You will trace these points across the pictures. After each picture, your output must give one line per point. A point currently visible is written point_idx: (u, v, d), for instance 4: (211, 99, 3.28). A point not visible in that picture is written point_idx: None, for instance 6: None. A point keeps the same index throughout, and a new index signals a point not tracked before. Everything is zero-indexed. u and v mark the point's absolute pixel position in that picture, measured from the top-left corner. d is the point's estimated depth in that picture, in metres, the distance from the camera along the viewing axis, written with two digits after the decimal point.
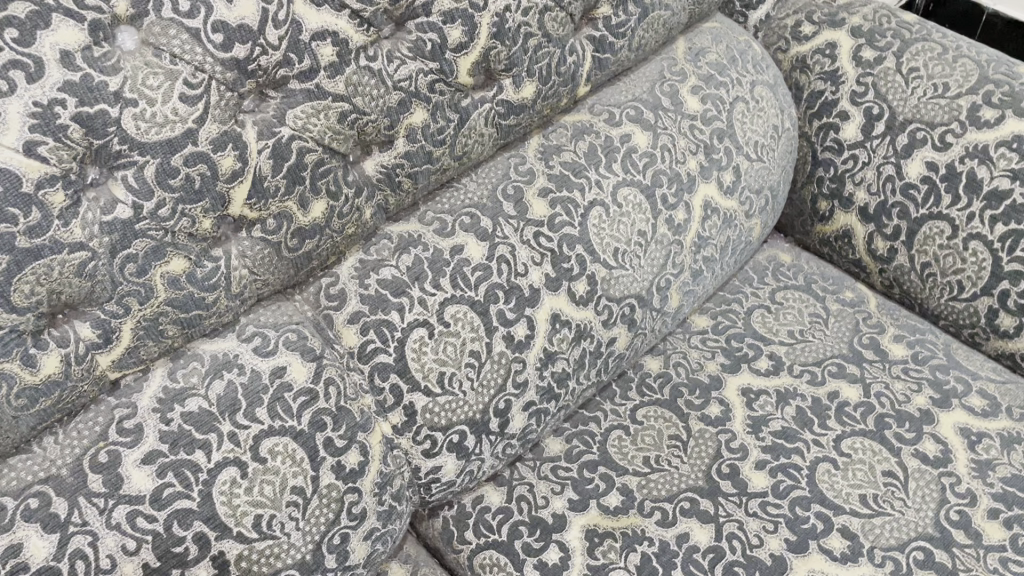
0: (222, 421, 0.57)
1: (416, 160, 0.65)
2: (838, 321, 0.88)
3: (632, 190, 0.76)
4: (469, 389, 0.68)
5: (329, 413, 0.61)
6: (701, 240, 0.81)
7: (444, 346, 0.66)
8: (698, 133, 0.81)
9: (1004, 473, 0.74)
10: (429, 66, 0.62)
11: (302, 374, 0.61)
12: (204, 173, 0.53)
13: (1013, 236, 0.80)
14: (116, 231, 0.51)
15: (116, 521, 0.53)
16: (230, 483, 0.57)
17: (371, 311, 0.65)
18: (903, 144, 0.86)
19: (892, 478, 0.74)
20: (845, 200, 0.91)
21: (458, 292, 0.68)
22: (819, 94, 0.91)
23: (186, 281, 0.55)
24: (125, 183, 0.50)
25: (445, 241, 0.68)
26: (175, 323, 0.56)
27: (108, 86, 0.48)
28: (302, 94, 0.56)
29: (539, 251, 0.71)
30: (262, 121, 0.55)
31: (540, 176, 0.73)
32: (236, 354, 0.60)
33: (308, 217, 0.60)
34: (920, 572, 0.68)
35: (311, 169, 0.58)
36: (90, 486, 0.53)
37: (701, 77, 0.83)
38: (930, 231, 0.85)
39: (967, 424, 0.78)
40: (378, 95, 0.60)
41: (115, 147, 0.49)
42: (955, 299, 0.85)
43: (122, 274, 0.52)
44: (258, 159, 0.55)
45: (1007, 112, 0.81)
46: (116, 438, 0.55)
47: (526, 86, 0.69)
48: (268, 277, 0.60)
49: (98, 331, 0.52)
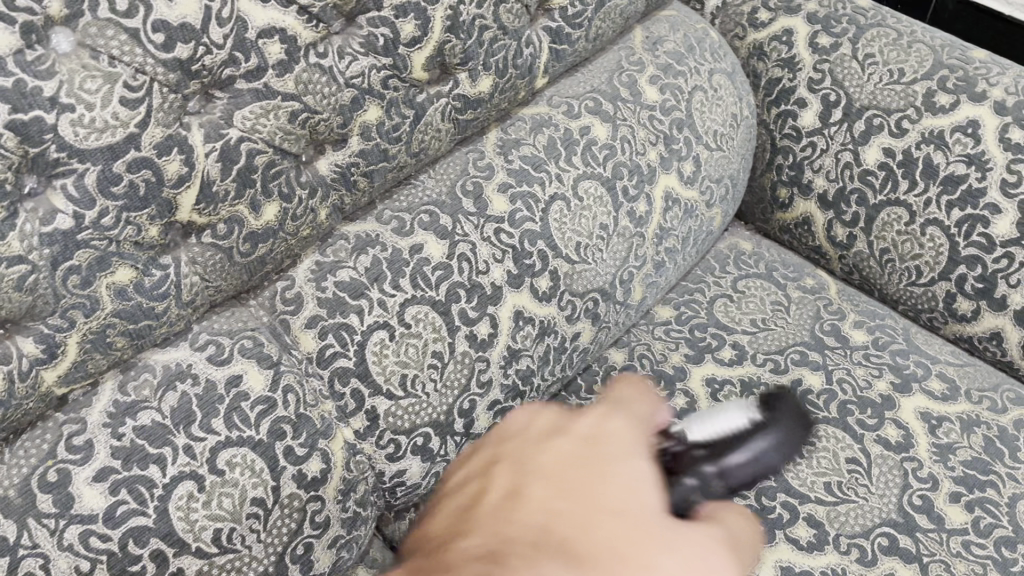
0: (176, 433, 0.56)
1: (371, 158, 0.63)
2: (799, 309, 0.88)
3: (593, 183, 0.75)
4: (432, 391, 0.67)
5: (288, 421, 0.60)
6: (663, 232, 0.81)
7: (406, 348, 0.65)
8: (658, 123, 0.80)
9: (964, 457, 0.75)
10: (382, 62, 0.60)
11: (260, 382, 0.59)
12: (149, 179, 0.51)
13: (969, 221, 0.80)
14: (57, 242, 0.48)
15: (68, 542, 0.51)
16: (187, 498, 0.55)
17: (329, 314, 0.63)
18: (859, 131, 0.85)
19: (855, 464, 0.74)
20: (805, 187, 0.90)
21: (418, 293, 0.66)
22: (777, 81, 0.90)
23: (133, 291, 0.53)
24: (65, 192, 0.48)
25: (404, 240, 0.67)
26: (123, 334, 0.54)
27: (43, 91, 0.45)
28: (250, 94, 0.54)
29: (500, 248, 0.70)
30: (209, 123, 0.53)
31: (499, 171, 0.72)
32: (190, 363, 0.58)
33: (260, 221, 0.57)
34: (885, 559, 0.68)
35: (263, 172, 0.56)
36: (39, 507, 0.51)
37: (659, 67, 0.82)
38: (888, 216, 0.85)
39: (927, 408, 0.78)
40: (329, 93, 0.58)
41: (53, 154, 0.47)
42: (914, 284, 0.86)
43: (66, 287, 0.50)
44: (206, 162, 0.53)
45: (962, 98, 0.81)
46: (65, 455, 0.53)
47: (482, 81, 0.68)
48: (220, 284, 0.58)
49: (41, 346, 0.50)
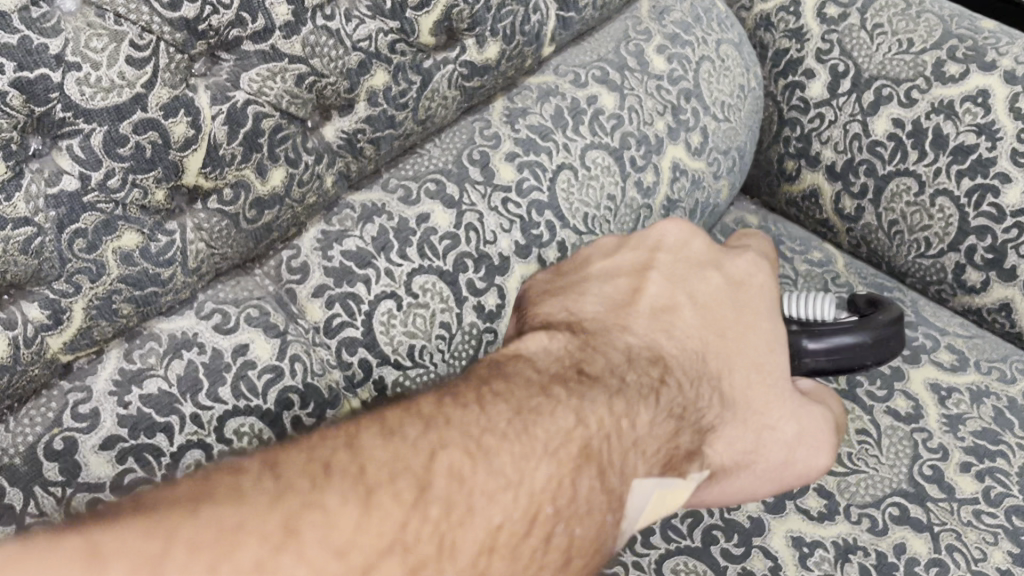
0: (183, 402, 0.55)
1: (378, 125, 0.62)
2: (807, 282, 0.87)
3: (601, 153, 0.74)
4: (439, 361, 0.65)
5: (296, 391, 0.59)
6: (670, 203, 0.80)
7: (413, 318, 0.64)
8: (665, 93, 0.79)
9: (974, 427, 0.74)
10: (389, 26, 0.59)
11: (266, 351, 0.58)
12: (156, 141, 0.50)
13: (979, 191, 0.80)
14: (63, 205, 0.48)
15: (75, 509, 0.51)
16: (195, 466, 0.55)
17: (336, 284, 0.62)
18: (868, 101, 0.85)
19: (865, 436, 0.74)
20: (812, 159, 0.90)
21: (426, 262, 0.65)
22: (784, 52, 0.90)
23: (139, 256, 0.52)
24: (70, 154, 0.47)
25: (411, 209, 0.66)
26: (129, 301, 0.53)
27: (48, 49, 0.45)
28: (257, 57, 0.53)
29: (507, 217, 0.69)
30: (215, 86, 0.52)
31: (506, 140, 0.71)
32: (196, 332, 0.57)
33: (267, 187, 0.57)
34: (897, 528, 0.68)
35: (269, 136, 0.55)
36: (46, 475, 0.51)
37: (666, 36, 0.81)
38: (897, 188, 0.84)
39: (937, 379, 0.78)
40: (336, 56, 0.57)
41: (58, 114, 0.46)
42: (922, 257, 0.85)
43: (71, 250, 0.49)
44: (212, 125, 0.52)
45: (971, 67, 0.80)
46: (71, 423, 0.52)
47: (490, 47, 0.67)
48: (226, 251, 0.57)
49: (47, 311, 0.49)
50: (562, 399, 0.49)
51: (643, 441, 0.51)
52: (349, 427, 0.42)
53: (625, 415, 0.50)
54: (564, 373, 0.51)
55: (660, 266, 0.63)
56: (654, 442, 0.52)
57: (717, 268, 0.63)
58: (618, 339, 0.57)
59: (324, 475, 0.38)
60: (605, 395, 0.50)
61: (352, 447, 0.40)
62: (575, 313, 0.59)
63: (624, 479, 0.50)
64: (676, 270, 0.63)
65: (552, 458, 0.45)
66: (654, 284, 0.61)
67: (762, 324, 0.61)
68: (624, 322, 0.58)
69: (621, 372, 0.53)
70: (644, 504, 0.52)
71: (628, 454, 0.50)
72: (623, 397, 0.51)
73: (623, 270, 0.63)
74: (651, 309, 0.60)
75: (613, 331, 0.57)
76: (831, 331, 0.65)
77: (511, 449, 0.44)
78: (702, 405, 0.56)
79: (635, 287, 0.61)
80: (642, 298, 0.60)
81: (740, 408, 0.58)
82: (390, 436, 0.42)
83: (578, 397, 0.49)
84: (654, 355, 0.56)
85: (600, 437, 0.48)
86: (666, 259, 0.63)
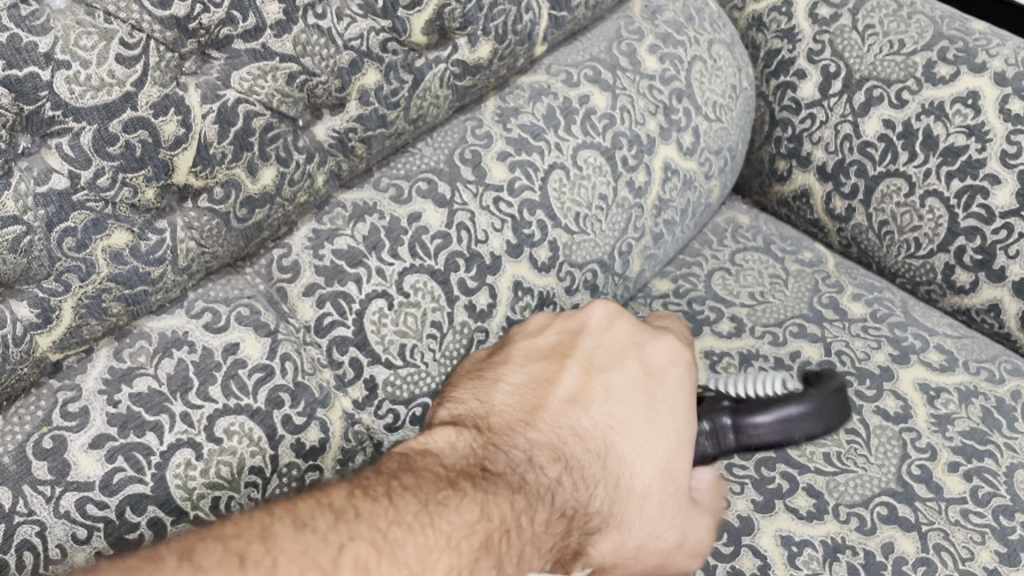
0: (173, 401, 0.55)
1: (370, 123, 0.62)
2: (797, 282, 0.88)
3: (593, 152, 0.74)
4: (431, 361, 0.65)
5: (286, 389, 0.59)
6: (662, 203, 0.80)
7: (405, 317, 0.64)
8: (657, 93, 0.79)
9: (963, 427, 0.75)
10: (381, 25, 0.59)
11: (257, 350, 0.58)
12: (145, 140, 0.50)
13: (969, 192, 0.80)
14: (52, 203, 0.48)
15: (64, 508, 0.51)
16: (184, 466, 0.54)
17: (327, 282, 0.62)
18: (859, 102, 0.85)
19: (854, 435, 0.74)
20: (803, 160, 0.90)
21: (417, 261, 0.65)
22: (776, 52, 0.90)
23: (129, 255, 0.52)
24: (59, 152, 0.47)
25: (402, 208, 0.66)
26: (119, 300, 0.52)
27: (38, 47, 0.45)
28: (247, 55, 0.53)
29: (499, 217, 0.69)
30: (206, 84, 0.52)
31: (497, 139, 0.71)
32: (186, 331, 0.57)
33: (258, 185, 0.56)
34: (884, 528, 0.68)
35: (260, 135, 0.55)
36: (34, 474, 0.50)
37: (658, 36, 0.81)
38: (887, 188, 0.85)
39: (926, 379, 0.78)
40: (328, 55, 0.57)
41: (47, 112, 0.46)
42: (912, 257, 0.85)
43: (60, 249, 0.49)
44: (203, 124, 0.52)
45: (962, 69, 0.80)
46: (60, 422, 0.52)
47: (482, 46, 0.67)
48: (217, 250, 0.57)
49: (36, 310, 0.49)
50: (468, 493, 0.49)
51: (541, 539, 0.51)
52: (260, 519, 0.43)
53: (526, 511, 0.51)
54: (468, 470, 0.51)
55: (581, 351, 0.62)
56: (550, 538, 0.52)
57: (637, 355, 0.63)
58: (524, 433, 0.56)
59: (239, 567, 0.39)
60: (507, 490, 0.51)
61: (266, 540, 0.41)
62: (485, 402, 0.59)
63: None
64: (596, 355, 0.62)
65: (453, 549, 0.46)
66: (573, 370, 0.61)
67: (674, 417, 0.61)
68: (534, 414, 0.58)
69: (524, 469, 0.53)
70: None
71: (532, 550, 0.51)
72: (525, 493, 0.52)
73: (543, 353, 0.63)
74: (564, 400, 0.59)
75: (518, 425, 0.57)
76: (768, 406, 0.70)
77: (415, 542, 0.44)
78: (596, 505, 0.55)
79: (552, 373, 0.61)
80: (555, 385, 0.60)
81: (632, 500, 0.57)
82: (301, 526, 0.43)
83: (482, 491, 0.50)
84: (558, 449, 0.56)
85: (502, 532, 0.49)
86: (588, 345, 0.63)
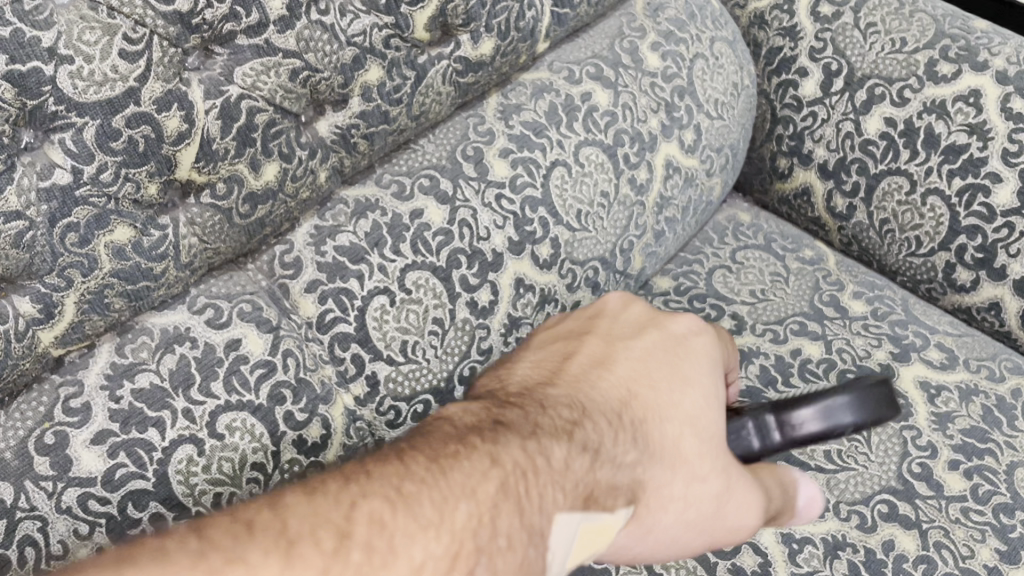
0: (175, 397, 0.55)
1: (372, 120, 0.62)
2: (798, 279, 0.88)
3: (595, 149, 0.74)
4: (433, 357, 0.65)
5: (288, 386, 0.59)
6: (663, 200, 0.80)
7: (406, 314, 0.64)
8: (659, 91, 0.79)
9: (963, 425, 0.75)
10: (384, 21, 0.59)
11: (259, 346, 0.58)
12: (148, 135, 0.50)
13: (970, 190, 0.80)
14: (55, 198, 0.48)
15: (67, 504, 0.51)
16: (187, 461, 0.54)
17: (329, 279, 0.62)
18: (861, 100, 0.85)
19: (855, 433, 0.74)
20: (804, 158, 0.90)
21: (419, 258, 0.65)
22: (778, 50, 0.90)
23: (132, 251, 0.52)
24: (62, 147, 0.47)
25: (404, 205, 0.66)
26: (121, 296, 0.53)
27: (41, 42, 0.44)
28: (250, 51, 0.53)
29: (501, 214, 0.69)
30: (209, 80, 0.52)
31: (499, 136, 0.71)
32: (188, 327, 0.57)
33: (260, 181, 0.56)
34: (885, 525, 0.68)
35: (263, 131, 0.55)
36: (36, 470, 0.51)
37: (660, 33, 0.81)
38: (888, 186, 0.85)
39: (927, 377, 0.78)
40: (331, 51, 0.56)
41: (51, 107, 0.46)
42: (913, 255, 0.85)
43: (63, 244, 0.49)
44: (206, 120, 0.52)
45: (964, 67, 0.80)
46: (62, 418, 0.52)
47: (484, 43, 0.67)
48: (218, 245, 0.57)
49: (39, 306, 0.49)
50: (479, 443, 0.45)
51: (566, 483, 0.47)
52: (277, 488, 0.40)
53: (542, 454, 0.47)
54: (479, 425, 0.47)
55: (598, 329, 0.62)
56: (576, 480, 0.48)
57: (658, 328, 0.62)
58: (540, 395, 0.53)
59: (245, 532, 0.35)
60: (517, 438, 0.47)
61: (272, 503, 0.37)
62: (505, 377, 0.58)
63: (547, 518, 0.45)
64: (616, 331, 0.62)
65: (471, 496, 0.41)
66: (590, 346, 0.60)
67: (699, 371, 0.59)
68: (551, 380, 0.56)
69: (536, 419, 0.49)
70: (567, 545, 0.48)
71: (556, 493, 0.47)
72: (537, 439, 0.47)
73: (562, 336, 0.63)
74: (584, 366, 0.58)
75: (538, 388, 0.55)
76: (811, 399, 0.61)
77: (431, 496, 0.40)
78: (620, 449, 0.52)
79: (569, 351, 0.60)
80: (573, 357, 0.59)
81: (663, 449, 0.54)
82: (314, 511, 0.37)
83: (493, 442, 0.45)
84: (572, 403, 0.52)
85: (520, 478, 0.45)
86: (605, 323, 0.63)
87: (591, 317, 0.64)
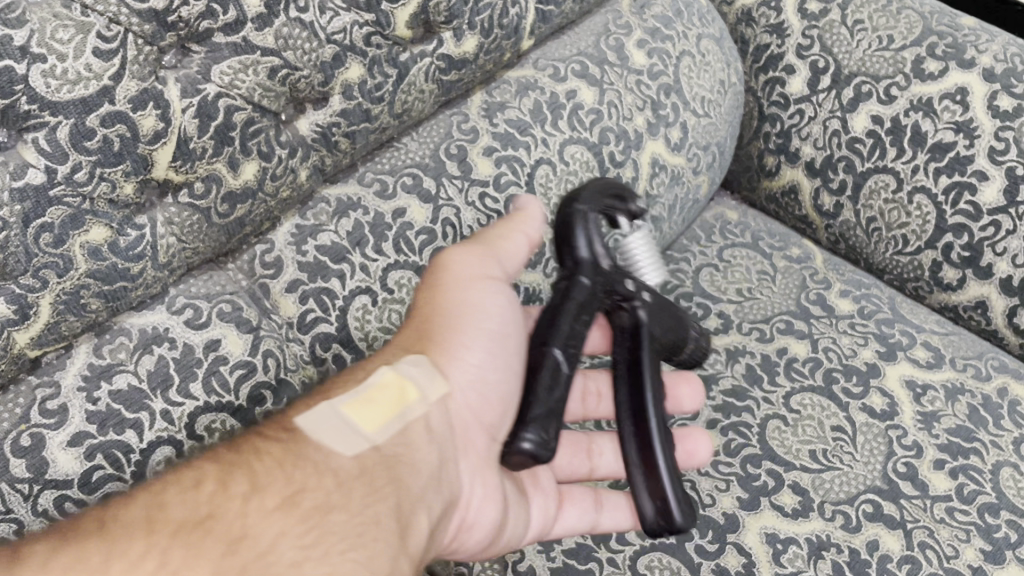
0: (153, 398, 0.54)
1: (353, 118, 0.61)
2: (785, 278, 0.87)
3: (579, 148, 0.74)
4: None
5: (268, 387, 0.58)
6: (649, 199, 0.80)
7: (389, 314, 0.64)
8: (645, 88, 0.79)
9: (949, 424, 0.75)
10: (364, 18, 0.58)
11: (238, 347, 0.58)
12: (124, 134, 0.49)
13: (956, 188, 0.80)
14: (28, 198, 0.47)
15: (43, 506, 0.50)
16: (164, 463, 0.54)
17: (310, 279, 0.62)
18: (848, 98, 0.85)
19: (840, 432, 0.74)
20: (792, 155, 0.90)
21: (401, 257, 0.65)
22: (765, 48, 0.89)
23: (108, 251, 0.51)
24: (36, 147, 0.46)
25: (387, 204, 0.65)
26: (98, 296, 0.52)
27: (13, 40, 0.44)
28: (228, 49, 0.53)
29: (485, 213, 0.69)
30: (186, 78, 0.51)
31: (484, 134, 0.71)
32: (166, 328, 0.57)
33: (239, 180, 0.56)
34: (869, 525, 0.68)
35: (241, 129, 0.55)
36: (11, 472, 0.50)
37: (647, 30, 0.81)
38: (875, 184, 0.84)
39: (913, 376, 0.78)
40: (310, 49, 0.56)
41: (23, 106, 0.45)
42: (900, 254, 0.85)
43: (38, 245, 0.48)
44: (182, 118, 0.51)
45: (951, 64, 0.80)
46: (38, 420, 0.51)
47: (468, 40, 0.66)
48: (197, 245, 0.56)
49: (13, 307, 0.48)
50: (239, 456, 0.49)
51: (341, 474, 0.49)
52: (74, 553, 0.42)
53: (312, 451, 0.50)
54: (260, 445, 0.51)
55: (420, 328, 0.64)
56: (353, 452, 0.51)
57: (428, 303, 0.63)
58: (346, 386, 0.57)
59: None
60: (273, 446, 0.50)
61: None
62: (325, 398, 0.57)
63: (338, 476, 0.48)
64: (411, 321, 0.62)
65: (251, 492, 0.46)
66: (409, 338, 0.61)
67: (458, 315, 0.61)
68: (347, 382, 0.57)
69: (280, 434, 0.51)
70: (385, 492, 0.49)
71: (307, 478, 0.48)
72: (300, 440, 0.50)
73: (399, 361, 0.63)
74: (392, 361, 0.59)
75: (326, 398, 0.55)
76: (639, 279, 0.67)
77: (203, 502, 0.45)
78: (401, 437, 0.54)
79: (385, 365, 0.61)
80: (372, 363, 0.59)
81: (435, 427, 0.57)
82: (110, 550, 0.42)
83: (267, 449, 0.50)
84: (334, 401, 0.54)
85: (272, 461, 0.48)
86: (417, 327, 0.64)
87: (418, 288, 0.63)
